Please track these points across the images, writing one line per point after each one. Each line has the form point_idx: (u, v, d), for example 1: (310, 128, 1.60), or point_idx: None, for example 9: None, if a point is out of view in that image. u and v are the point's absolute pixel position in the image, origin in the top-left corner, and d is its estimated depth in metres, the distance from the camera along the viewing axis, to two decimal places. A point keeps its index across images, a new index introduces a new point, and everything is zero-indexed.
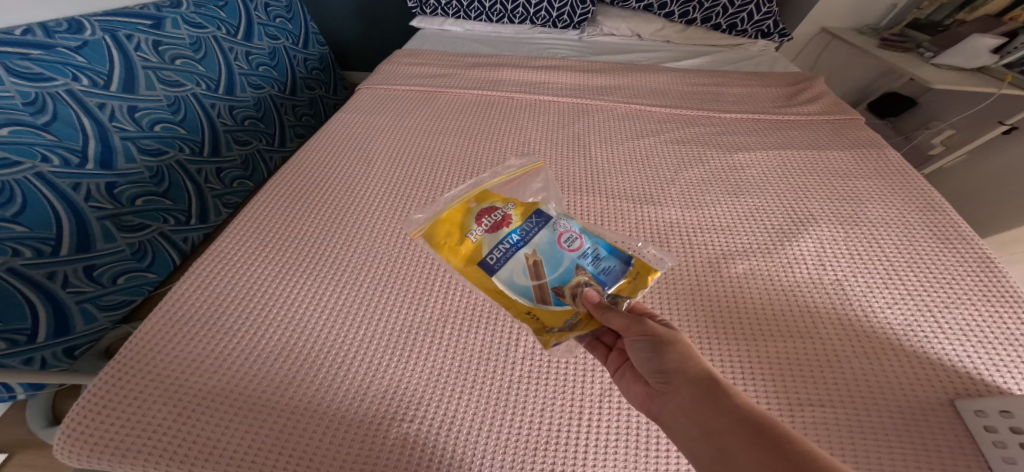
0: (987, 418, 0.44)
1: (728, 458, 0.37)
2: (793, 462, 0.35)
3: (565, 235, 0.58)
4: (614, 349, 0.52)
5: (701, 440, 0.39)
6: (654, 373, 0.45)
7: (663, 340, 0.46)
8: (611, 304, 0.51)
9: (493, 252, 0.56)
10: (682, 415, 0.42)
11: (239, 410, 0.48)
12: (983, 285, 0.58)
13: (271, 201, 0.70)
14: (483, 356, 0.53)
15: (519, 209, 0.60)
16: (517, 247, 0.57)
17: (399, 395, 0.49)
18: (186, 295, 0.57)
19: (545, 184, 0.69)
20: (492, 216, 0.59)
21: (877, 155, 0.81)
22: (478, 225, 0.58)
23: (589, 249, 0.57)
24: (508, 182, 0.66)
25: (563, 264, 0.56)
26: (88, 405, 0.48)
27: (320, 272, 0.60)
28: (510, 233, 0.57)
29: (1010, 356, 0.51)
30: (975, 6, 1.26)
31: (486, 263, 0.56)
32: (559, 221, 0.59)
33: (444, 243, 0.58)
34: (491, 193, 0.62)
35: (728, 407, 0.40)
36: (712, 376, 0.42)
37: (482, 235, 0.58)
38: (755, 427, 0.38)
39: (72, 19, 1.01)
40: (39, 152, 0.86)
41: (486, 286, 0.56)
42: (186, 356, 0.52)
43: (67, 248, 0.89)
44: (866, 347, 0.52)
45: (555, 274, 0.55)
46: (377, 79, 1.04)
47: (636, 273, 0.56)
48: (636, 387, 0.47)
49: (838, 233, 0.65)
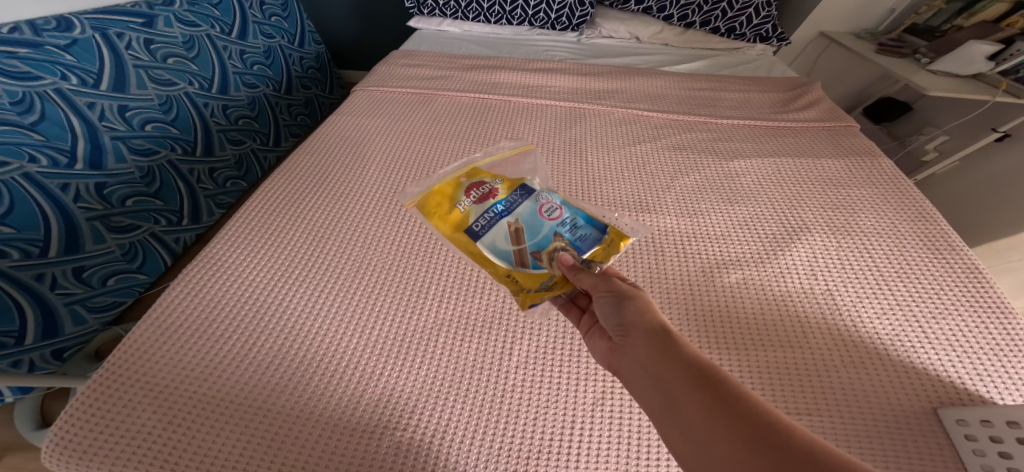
0: (969, 426, 0.45)
1: (675, 405, 0.38)
2: (730, 403, 0.36)
3: (546, 205, 0.59)
4: (587, 311, 0.53)
5: (654, 387, 0.40)
6: (617, 328, 0.46)
7: (625, 295, 0.47)
8: (584, 266, 0.52)
9: (479, 220, 0.59)
10: (636, 366, 0.42)
11: (231, 418, 0.47)
12: (971, 296, 0.58)
13: (264, 205, 0.69)
14: (476, 365, 0.52)
15: (506, 183, 0.62)
16: (501, 216, 0.59)
17: (390, 404, 0.49)
18: (177, 301, 0.57)
19: (534, 165, 0.70)
20: (480, 189, 0.61)
21: (871, 164, 0.81)
22: (466, 197, 0.61)
23: (568, 218, 0.58)
24: (500, 162, 0.68)
25: (542, 231, 0.57)
26: (75, 414, 0.47)
27: (313, 278, 0.59)
28: (496, 203, 0.60)
29: (995, 366, 0.51)
30: (973, 11, 1.24)
31: (471, 229, 0.59)
32: (542, 193, 0.61)
33: (434, 212, 0.61)
34: (482, 169, 0.65)
35: (679, 356, 0.40)
36: (667, 328, 0.43)
37: (469, 205, 0.60)
38: (701, 374, 0.38)
39: (61, 17, 0.99)
40: (27, 152, 0.85)
41: (469, 250, 0.58)
42: (176, 364, 0.51)
43: (56, 249, 0.88)
44: (855, 357, 0.52)
45: (535, 240, 0.56)
46: (374, 81, 1.03)
47: (609, 241, 0.56)
48: (601, 343, 0.49)
49: (831, 243, 0.65)
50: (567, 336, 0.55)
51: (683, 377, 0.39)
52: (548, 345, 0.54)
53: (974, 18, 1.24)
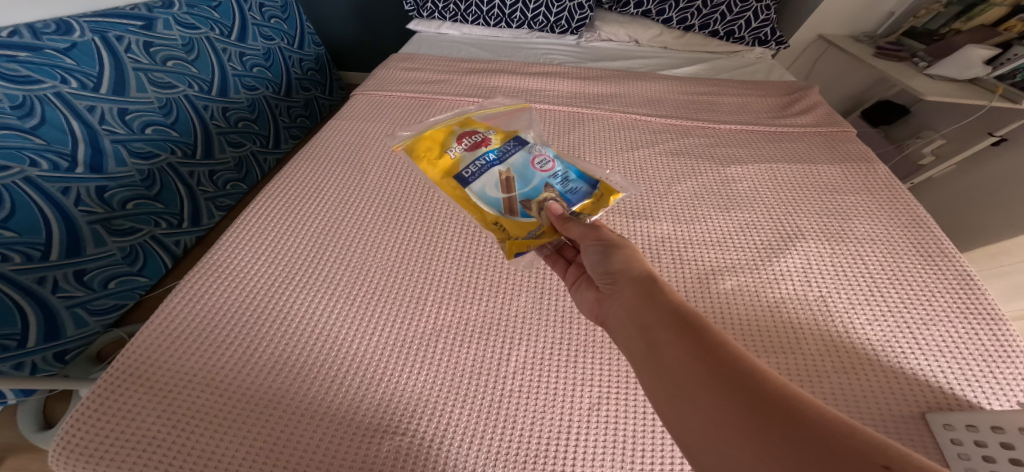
0: (955, 431, 0.45)
1: (655, 348, 0.41)
2: (707, 347, 0.38)
3: (539, 157, 0.65)
4: (572, 264, 0.59)
5: (637, 334, 0.43)
6: (603, 274, 0.50)
7: (615, 245, 0.51)
8: (572, 218, 0.56)
9: (470, 167, 0.64)
10: (622, 314, 0.46)
11: (233, 424, 0.47)
12: (962, 303, 0.58)
13: (264, 211, 0.70)
14: (475, 371, 0.53)
15: (497, 136, 0.68)
16: (492, 164, 0.64)
17: (390, 409, 0.49)
18: (178, 307, 0.57)
19: (529, 121, 0.76)
20: (472, 138, 0.67)
21: (866, 170, 0.81)
22: (458, 145, 0.67)
23: (559, 171, 0.64)
24: (492, 117, 0.75)
25: (533, 181, 0.63)
26: (78, 420, 0.48)
27: (313, 284, 0.60)
28: (487, 152, 0.65)
29: (985, 372, 0.51)
30: (970, 15, 1.26)
31: (461, 175, 0.64)
32: (535, 147, 0.67)
33: (424, 155, 0.67)
34: (474, 121, 0.72)
35: (664, 305, 0.43)
36: (654, 277, 0.46)
37: (461, 152, 0.66)
38: (681, 320, 0.41)
39: (60, 20, 0.99)
40: (28, 156, 0.85)
41: (457, 194, 0.64)
42: (178, 369, 0.52)
43: (57, 253, 0.88)
44: (846, 362, 0.53)
45: (526, 189, 0.62)
46: (373, 85, 1.03)
47: (599, 196, 0.62)
48: (588, 293, 0.53)
49: (824, 250, 0.66)
50: (564, 341, 0.55)
51: (663, 324, 0.41)
52: (546, 350, 0.54)
53: (970, 22, 1.26)
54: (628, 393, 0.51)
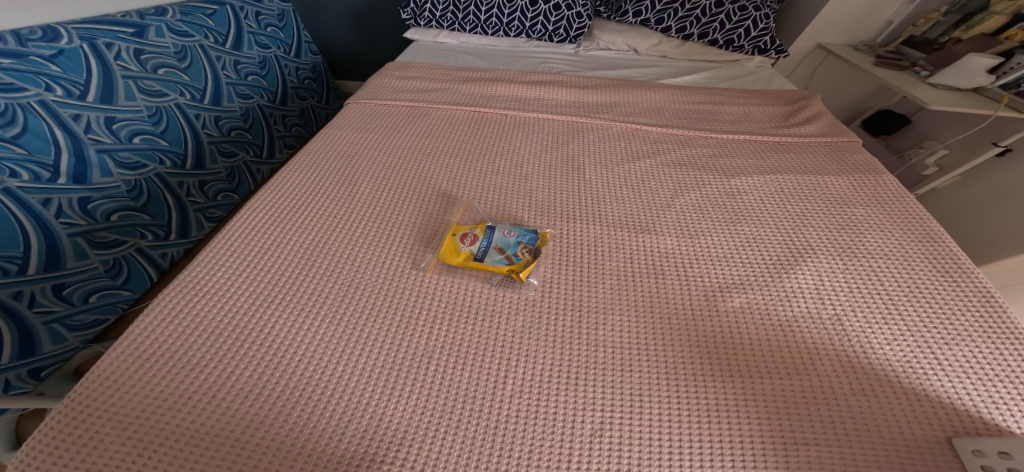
0: (984, 457, 0.42)
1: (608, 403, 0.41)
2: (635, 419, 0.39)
3: (506, 230, 0.64)
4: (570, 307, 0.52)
5: None
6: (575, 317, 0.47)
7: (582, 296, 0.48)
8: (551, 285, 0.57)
9: (479, 249, 0.62)
10: None
11: (206, 451, 0.44)
12: (983, 321, 0.56)
13: (250, 224, 0.67)
14: (469, 394, 0.49)
15: (479, 225, 0.66)
16: (488, 245, 0.62)
17: (378, 436, 0.46)
18: (153, 325, 0.54)
19: (490, 190, 0.76)
20: (467, 231, 0.64)
21: (875, 181, 0.79)
22: (466, 242, 0.63)
23: (517, 229, 0.65)
24: (461, 222, 0.70)
25: (512, 244, 0.63)
26: (37, 447, 0.44)
27: (298, 302, 0.57)
28: (484, 238, 0.63)
29: (1011, 394, 0.48)
30: (970, 25, 1.24)
31: (478, 260, 0.62)
32: (497, 225, 0.65)
33: (456, 263, 0.62)
34: (456, 225, 0.67)
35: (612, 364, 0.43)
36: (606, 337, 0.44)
37: (471, 246, 0.62)
38: None
39: (48, 27, 0.97)
40: (8, 167, 0.83)
41: (484, 270, 0.62)
42: (149, 392, 0.48)
43: (35, 267, 0.87)
44: (865, 384, 0.50)
45: (512, 254, 0.62)
46: (367, 93, 1.02)
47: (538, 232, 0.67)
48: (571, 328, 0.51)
49: (836, 265, 0.63)
50: (563, 363, 0.52)
51: None
52: (543, 372, 0.51)
53: (971, 31, 1.23)
54: (632, 416, 0.47)
